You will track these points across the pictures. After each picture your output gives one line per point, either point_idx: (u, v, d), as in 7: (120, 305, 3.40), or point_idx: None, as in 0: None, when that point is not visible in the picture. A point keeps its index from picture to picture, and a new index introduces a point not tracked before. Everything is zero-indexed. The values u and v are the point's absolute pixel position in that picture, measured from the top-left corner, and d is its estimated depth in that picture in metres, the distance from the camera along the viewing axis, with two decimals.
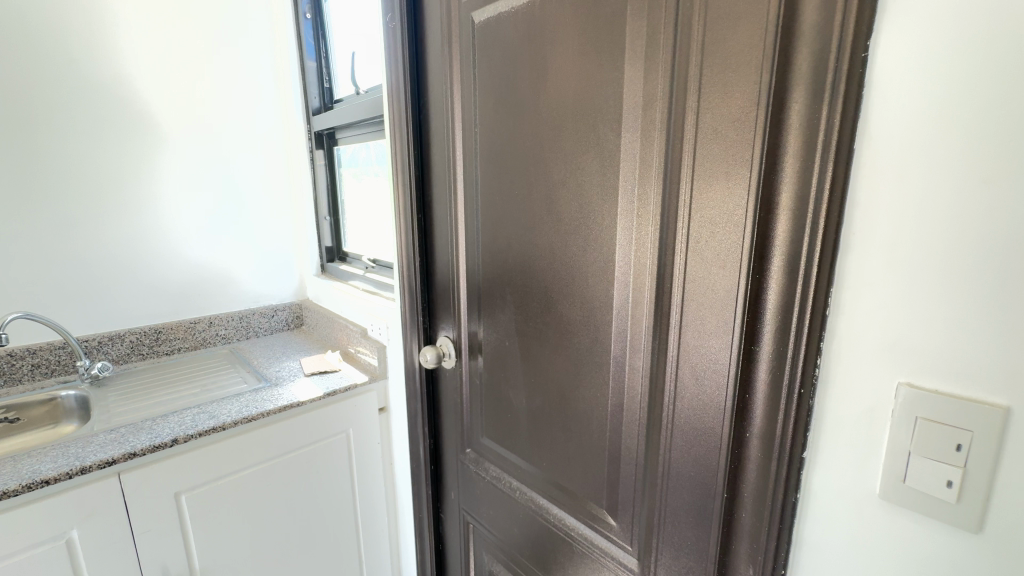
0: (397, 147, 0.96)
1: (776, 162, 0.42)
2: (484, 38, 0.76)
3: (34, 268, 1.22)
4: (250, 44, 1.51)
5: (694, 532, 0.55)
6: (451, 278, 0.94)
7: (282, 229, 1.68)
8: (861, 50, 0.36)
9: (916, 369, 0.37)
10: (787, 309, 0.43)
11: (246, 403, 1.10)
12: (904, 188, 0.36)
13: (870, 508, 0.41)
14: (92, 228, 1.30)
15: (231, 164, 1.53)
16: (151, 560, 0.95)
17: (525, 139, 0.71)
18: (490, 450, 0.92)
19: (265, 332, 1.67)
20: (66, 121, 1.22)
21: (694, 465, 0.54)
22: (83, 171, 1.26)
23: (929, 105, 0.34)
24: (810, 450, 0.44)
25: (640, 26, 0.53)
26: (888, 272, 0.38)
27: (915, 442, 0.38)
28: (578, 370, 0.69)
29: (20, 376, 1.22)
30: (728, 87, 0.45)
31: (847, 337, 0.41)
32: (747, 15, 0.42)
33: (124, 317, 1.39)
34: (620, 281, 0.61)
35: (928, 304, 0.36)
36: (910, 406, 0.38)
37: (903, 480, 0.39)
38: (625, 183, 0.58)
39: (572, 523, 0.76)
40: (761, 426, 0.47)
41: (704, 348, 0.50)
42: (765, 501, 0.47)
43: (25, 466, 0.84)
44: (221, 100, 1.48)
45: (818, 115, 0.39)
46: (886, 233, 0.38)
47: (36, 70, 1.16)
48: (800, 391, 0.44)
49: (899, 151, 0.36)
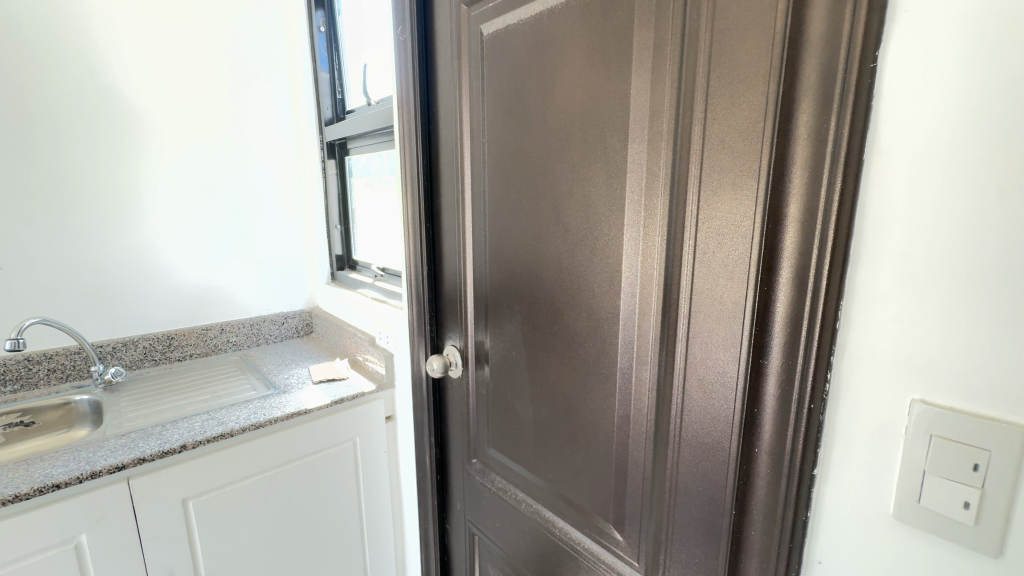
0: (406, 155, 0.96)
1: (783, 173, 0.41)
2: (492, 49, 0.77)
3: (53, 274, 1.25)
4: (264, 57, 1.54)
5: (703, 549, 0.54)
6: (458, 285, 0.94)
7: (292, 238, 1.70)
8: (869, 61, 0.36)
9: (928, 386, 0.37)
10: (796, 321, 0.42)
11: (254, 410, 1.11)
12: (913, 200, 0.36)
13: (884, 529, 0.40)
14: (108, 236, 1.32)
15: (244, 175, 1.56)
16: (158, 566, 0.96)
17: (533, 148, 0.71)
18: (497, 460, 0.92)
19: (274, 339, 1.69)
20: (85, 130, 1.25)
21: (702, 480, 0.52)
22: (101, 179, 1.29)
23: (942, 116, 0.34)
24: (820, 466, 0.43)
25: (647, 37, 0.53)
26: (900, 286, 0.37)
27: (930, 460, 0.37)
28: (584, 381, 0.69)
29: (36, 380, 1.24)
30: (736, 98, 0.44)
31: (857, 352, 0.40)
32: (754, 26, 0.42)
33: (138, 323, 1.41)
34: (626, 293, 0.60)
35: (939, 317, 0.35)
36: (925, 423, 0.37)
37: (917, 499, 0.38)
38: (632, 194, 0.57)
39: (577, 538, 0.75)
40: (769, 442, 0.45)
41: (711, 360, 0.50)
42: (774, 519, 0.46)
43: (37, 470, 0.85)
44: (235, 112, 1.51)
45: (826, 126, 0.38)
46: (898, 246, 0.37)
47: (59, 82, 1.20)
48: (809, 406, 0.43)
49: (911, 164, 0.35)
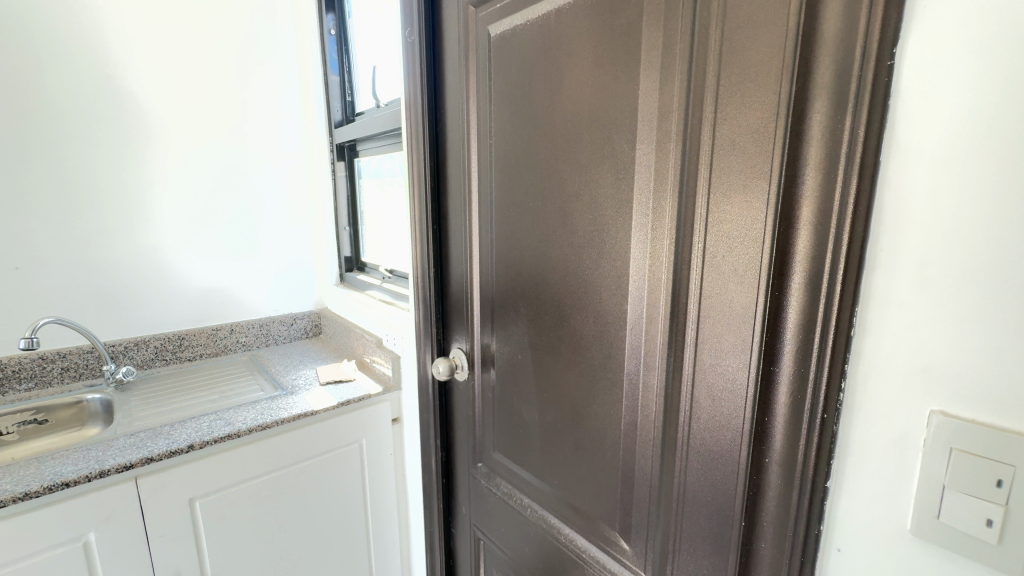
0: (413, 157, 0.96)
1: (796, 175, 0.40)
2: (500, 50, 0.76)
3: (68, 274, 1.28)
4: (276, 61, 1.56)
5: (712, 560, 0.52)
6: (465, 288, 0.94)
7: (302, 240, 1.71)
8: (887, 58, 0.35)
9: (948, 398, 0.35)
10: (809, 327, 0.41)
11: (261, 411, 1.11)
12: (932, 202, 0.34)
13: (900, 546, 0.38)
14: (121, 237, 1.34)
15: (255, 177, 1.57)
16: (165, 565, 0.96)
17: (540, 149, 0.71)
18: (502, 465, 0.91)
19: (283, 339, 1.70)
20: (99, 133, 1.27)
21: (710, 489, 0.51)
22: (116, 181, 1.32)
23: (965, 116, 0.32)
24: (834, 478, 0.42)
25: (656, 36, 0.52)
26: (917, 292, 0.36)
27: (949, 475, 0.35)
28: (590, 386, 0.68)
29: (50, 379, 1.26)
30: (747, 97, 0.43)
31: (872, 360, 0.38)
32: (766, 23, 0.41)
33: (150, 323, 1.43)
34: (634, 297, 0.59)
35: (958, 325, 0.34)
36: (943, 435, 0.35)
37: (936, 516, 0.36)
38: (641, 197, 0.56)
39: (583, 546, 0.73)
40: (780, 452, 0.44)
41: (721, 367, 0.48)
42: (785, 532, 0.44)
43: (48, 469, 0.86)
44: (247, 115, 1.53)
45: (840, 126, 0.37)
46: (915, 250, 0.35)
47: (75, 85, 1.23)
48: (822, 416, 0.41)
49: (930, 165, 0.34)
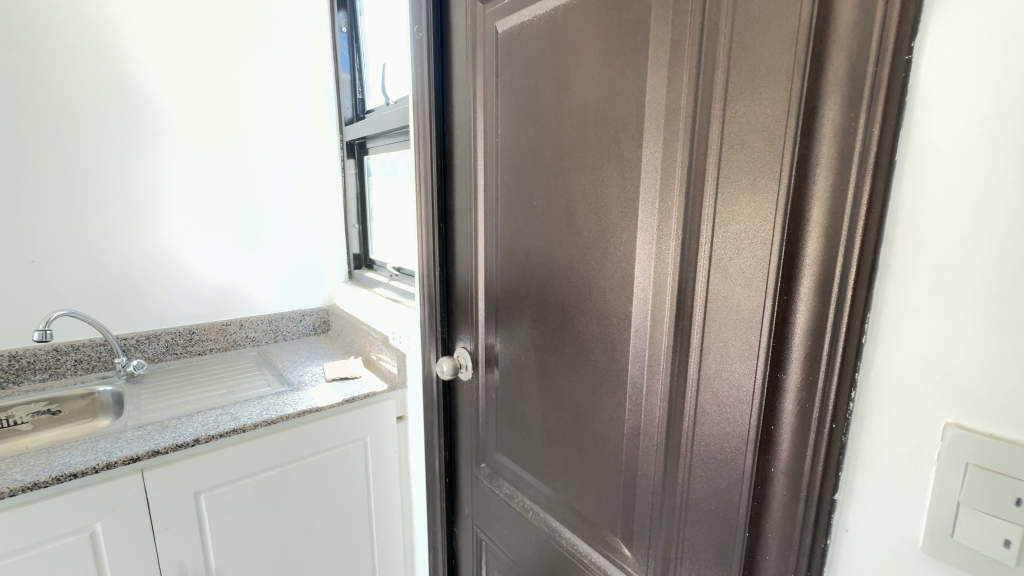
0: (420, 154, 0.96)
1: (806, 175, 0.39)
2: (507, 46, 0.75)
3: (83, 268, 1.30)
4: (288, 58, 1.57)
5: (714, 570, 0.51)
6: (470, 286, 0.93)
7: (312, 237, 1.72)
8: (903, 54, 0.33)
9: (965, 411, 0.33)
10: (818, 333, 0.39)
11: (267, 406, 1.12)
12: (950, 205, 0.32)
13: (909, 564, 0.37)
14: (135, 232, 1.37)
15: (266, 174, 1.59)
16: (170, 557, 0.97)
17: (546, 147, 0.69)
18: (505, 466, 0.90)
19: (292, 335, 1.72)
20: (114, 130, 1.30)
21: (714, 498, 0.50)
22: (129, 177, 1.34)
23: (986, 114, 0.30)
24: (843, 492, 0.40)
25: (664, 31, 0.51)
26: (933, 299, 0.34)
27: (965, 491, 0.33)
28: (593, 389, 0.67)
29: (64, 370, 1.29)
30: (758, 94, 0.42)
31: (884, 369, 0.37)
32: (778, 17, 0.39)
33: (162, 318, 1.45)
34: (639, 299, 0.58)
35: (976, 334, 0.32)
36: (958, 449, 0.33)
37: (950, 533, 0.34)
38: (646, 197, 0.55)
39: (584, 550, 0.72)
40: (787, 461, 0.42)
41: (727, 372, 0.47)
42: (790, 545, 0.43)
43: (57, 459, 0.88)
44: (259, 112, 1.54)
45: (854, 124, 0.35)
46: (932, 255, 0.34)
47: (93, 82, 1.25)
48: (831, 426, 0.39)
49: (948, 167, 0.32)
